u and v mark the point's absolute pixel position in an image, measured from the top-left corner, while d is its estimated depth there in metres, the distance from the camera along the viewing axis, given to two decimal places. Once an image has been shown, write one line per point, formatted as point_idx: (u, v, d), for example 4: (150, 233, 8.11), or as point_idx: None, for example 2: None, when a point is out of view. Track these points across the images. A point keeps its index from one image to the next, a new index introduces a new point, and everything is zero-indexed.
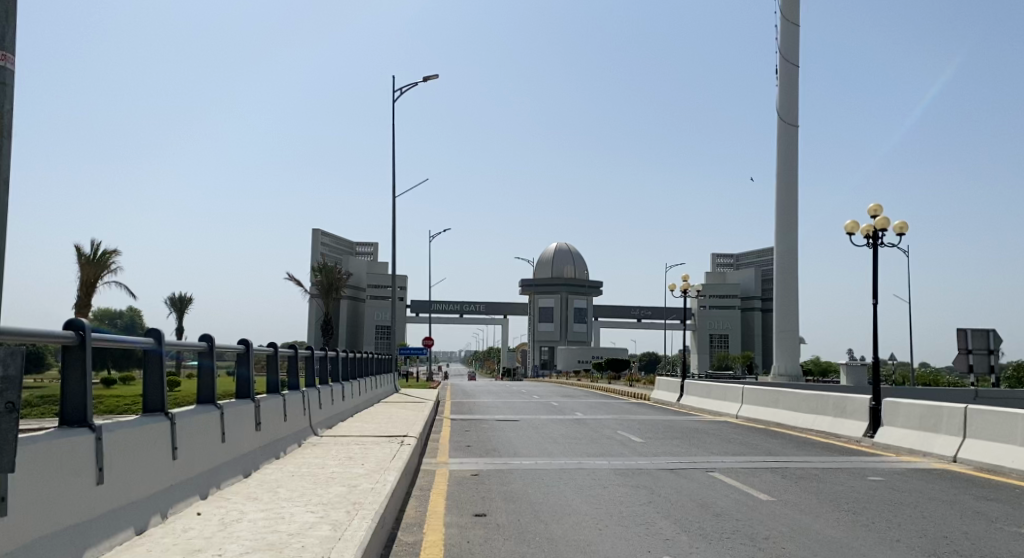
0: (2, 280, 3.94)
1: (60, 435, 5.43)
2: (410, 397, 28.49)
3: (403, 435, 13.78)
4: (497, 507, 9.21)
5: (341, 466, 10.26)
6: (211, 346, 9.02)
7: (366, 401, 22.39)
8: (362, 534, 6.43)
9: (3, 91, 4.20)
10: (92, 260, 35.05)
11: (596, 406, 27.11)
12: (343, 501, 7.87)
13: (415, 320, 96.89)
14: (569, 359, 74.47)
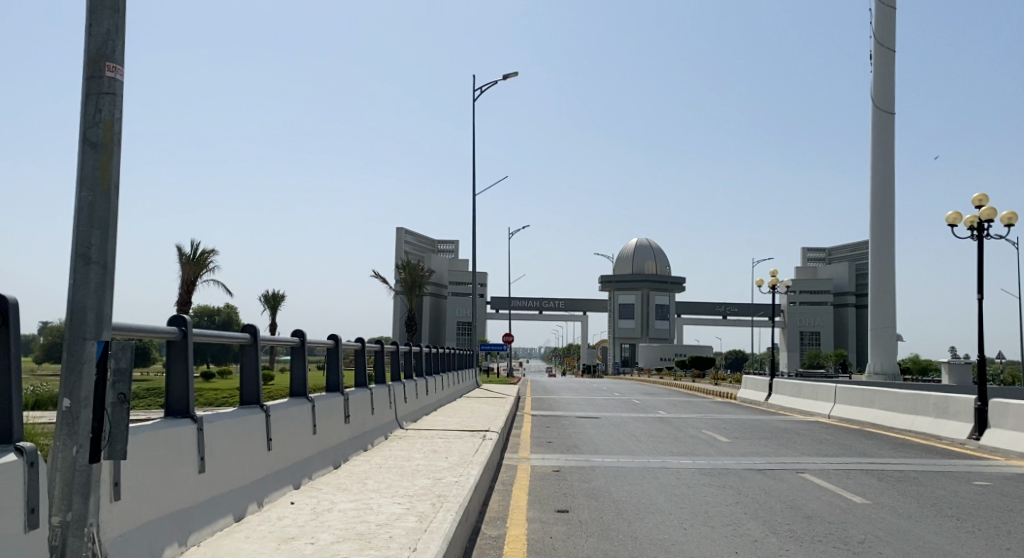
0: (111, 285, 4.20)
1: (164, 426, 5.72)
2: (493, 393, 28.77)
3: (485, 429, 13.99)
4: (579, 503, 9.31)
5: (426, 459, 10.49)
6: (303, 341, 9.33)
7: (449, 396, 22.78)
8: (447, 527, 6.60)
9: (112, 101, 4.28)
10: (192, 259, 36.52)
11: (681, 405, 26.90)
12: (428, 494, 8.07)
13: (496, 316, 97.59)
14: (652, 356, 73.90)
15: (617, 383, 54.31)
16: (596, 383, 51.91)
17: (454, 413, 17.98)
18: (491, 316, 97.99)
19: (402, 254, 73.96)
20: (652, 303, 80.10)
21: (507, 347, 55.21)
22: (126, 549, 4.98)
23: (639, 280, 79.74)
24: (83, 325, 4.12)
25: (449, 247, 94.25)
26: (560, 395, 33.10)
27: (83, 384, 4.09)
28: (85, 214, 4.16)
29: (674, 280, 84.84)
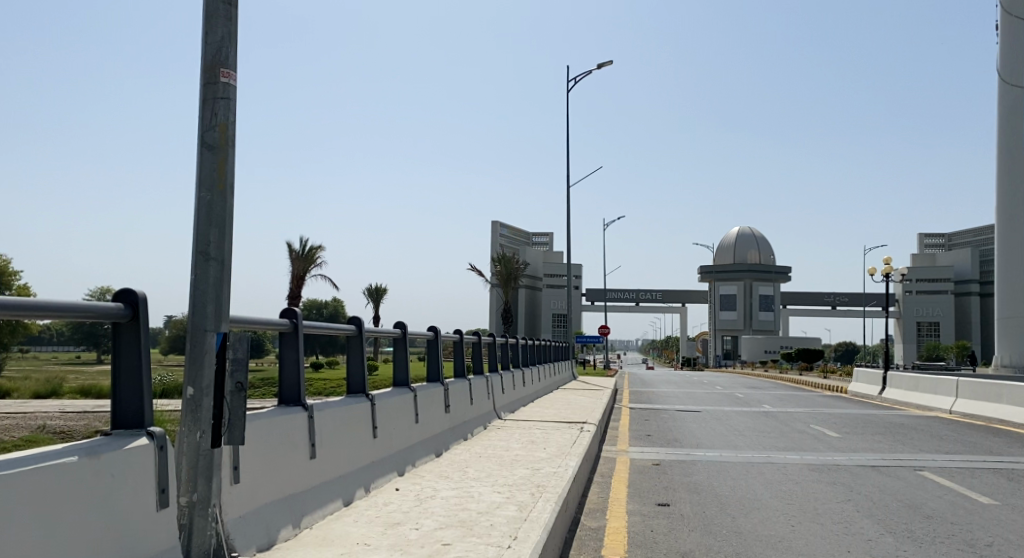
0: (227, 278, 4.46)
1: (277, 413, 6.00)
2: (591, 385, 28.84)
3: (583, 421, 14.08)
4: (680, 497, 9.28)
5: (525, 450, 10.64)
6: (405, 333, 9.58)
7: (547, 388, 22.95)
8: (547, 516, 6.70)
9: (227, 105, 4.52)
10: (302, 255, 37.81)
11: (789, 398, 26.36)
12: (528, 484, 8.20)
13: (593, 308, 97.48)
14: (756, 349, 72.43)
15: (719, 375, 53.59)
16: (699, 376, 51.32)
17: (550, 404, 18.10)
18: (588, 308, 97.85)
19: (498, 247, 74.57)
20: (755, 294, 78.47)
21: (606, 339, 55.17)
22: (246, 529, 5.27)
23: (741, 270, 78.25)
24: (204, 319, 4.38)
25: (544, 239, 94.73)
26: (660, 388, 32.91)
27: (204, 374, 4.36)
28: (204, 214, 4.42)
29: (783, 272, 82.06)
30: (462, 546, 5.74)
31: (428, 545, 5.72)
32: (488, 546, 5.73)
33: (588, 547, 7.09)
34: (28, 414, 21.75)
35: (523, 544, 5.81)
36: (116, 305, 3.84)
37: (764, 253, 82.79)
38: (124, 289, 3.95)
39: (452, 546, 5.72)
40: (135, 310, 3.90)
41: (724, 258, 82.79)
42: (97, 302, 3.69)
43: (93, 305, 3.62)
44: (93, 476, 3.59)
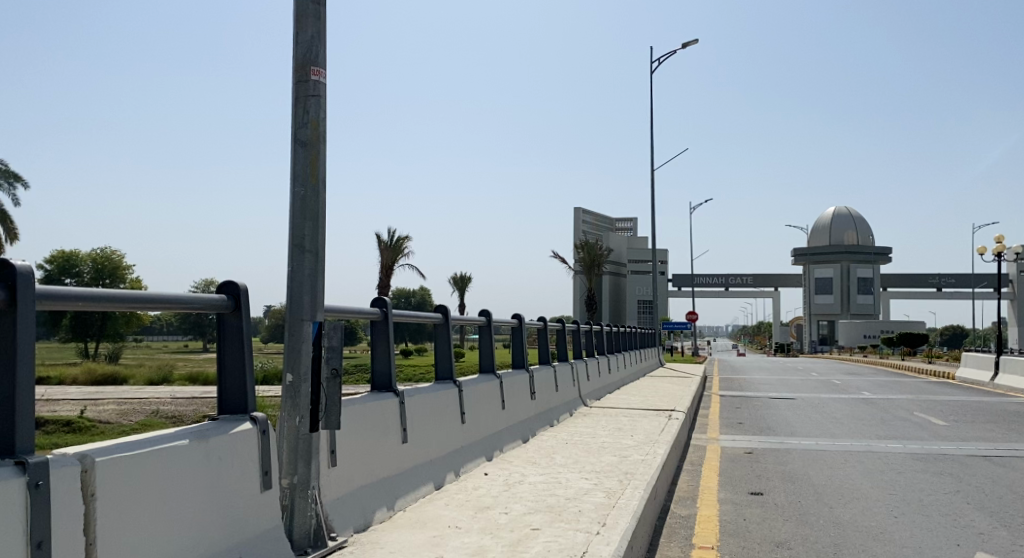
0: (320, 269, 4.63)
1: (370, 398, 6.20)
2: (680, 372, 28.60)
3: (672, 408, 14.03)
4: (775, 486, 9.18)
5: (612, 437, 10.68)
6: (490, 320, 9.73)
7: (634, 375, 22.90)
8: (636, 504, 6.73)
9: (317, 102, 4.68)
10: (390, 245, 38.54)
11: (890, 386, 25.58)
12: (616, 470, 8.24)
13: (680, 294, 96.45)
14: (854, 334, 70.38)
15: (814, 361, 52.36)
16: (795, 363, 50.26)
17: (638, 392, 18.08)
18: (675, 294, 96.81)
19: (581, 234, 74.40)
20: (853, 277, 76.16)
21: (696, 327, 54.69)
22: (343, 510, 5.47)
23: (837, 252, 76.06)
24: (301, 308, 4.57)
25: (629, 224, 94.17)
26: (752, 375, 32.42)
27: (302, 361, 4.56)
28: (298, 208, 4.60)
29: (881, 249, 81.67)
30: (551, 531, 5.82)
31: (517, 530, 5.82)
32: (577, 532, 5.80)
33: (679, 535, 7.09)
34: (141, 400, 23.17)
35: (612, 530, 5.86)
36: (220, 297, 4.03)
37: (863, 235, 80.23)
38: (227, 281, 4.15)
39: (541, 531, 5.81)
40: (237, 300, 4.10)
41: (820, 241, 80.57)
42: (203, 293, 3.88)
43: (197, 296, 3.81)
44: (202, 460, 3.78)
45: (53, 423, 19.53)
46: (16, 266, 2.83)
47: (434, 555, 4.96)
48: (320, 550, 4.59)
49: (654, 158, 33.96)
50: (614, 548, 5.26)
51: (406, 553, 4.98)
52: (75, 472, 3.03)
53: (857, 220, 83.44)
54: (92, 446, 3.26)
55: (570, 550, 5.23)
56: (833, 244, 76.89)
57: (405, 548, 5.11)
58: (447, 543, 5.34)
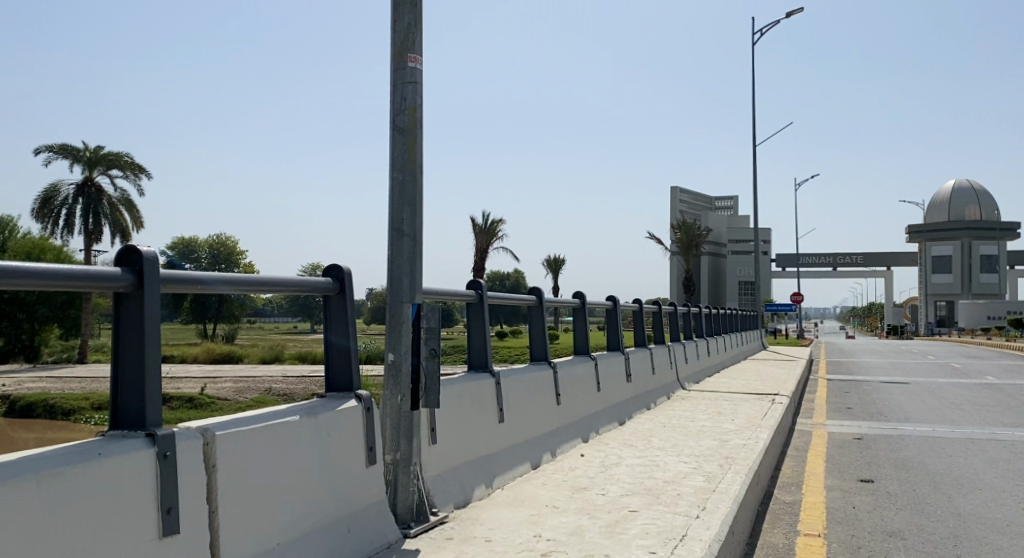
0: (417, 252, 4.78)
1: (467, 378, 6.37)
2: (785, 354, 28.01)
3: (774, 392, 13.83)
4: (886, 474, 8.97)
5: (711, 420, 10.62)
6: (584, 302, 9.82)
7: (735, 358, 22.60)
8: (737, 488, 6.71)
9: (413, 88, 4.82)
10: (485, 228, 38.95)
11: (1016, 370, 24.38)
12: (716, 454, 8.21)
13: (783, 274, 94.13)
14: (975, 316, 67.13)
15: (933, 345, 50.18)
16: (911, 345, 48.38)
17: (739, 375, 17.87)
18: (779, 275, 94.52)
19: (678, 214, 73.46)
20: (974, 255, 72.49)
21: (801, 308, 53.33)
22: (443, 487, 5.65)
23: (958, 229, 72.49)
24: (400, 291, 4.74)
25: (729, 203, 92.41)
26: (863, 358, 31.42)
27: (402, 340, 4.73)
28: (397, 194, 4.77)
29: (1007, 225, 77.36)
30: (649, 514, 5.86)
31: (615, 511, 5.89)
32: (676, 515, 5.83)
33: (783, 521, 7.03)
34: (254, 378, 24.43)
35: (713, 514, 5.86)
36: (326, 280, 4.22)
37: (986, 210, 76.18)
38: (332, 265, 4.34)
39: (640, 513, 5.87)
40: (342, 283, 4.28)
41: (937, 217, 76.97)
42: (310, 276, 4.07)
43: (306, 279, 4.00)
44: (312, 435, 3.98)
45: (175, 399, 20.82)
46: (143, 252, 3.06)
47: (532, 532, 5.08)
48: (422, 524, 4.75)
49: (758, 135, 33.20)
50: (714, 532, 5.27)
51: (506, 529, 5.13)
52: (198, 444, 3.25)
53: (979, 196, 79.25)
54: (212, 421, 3.48)
55: (669, 533, 5.27)
56: (952, 220, 73.34)
57: (504, 525, 5.26)
58: (546, 522, 5.46)
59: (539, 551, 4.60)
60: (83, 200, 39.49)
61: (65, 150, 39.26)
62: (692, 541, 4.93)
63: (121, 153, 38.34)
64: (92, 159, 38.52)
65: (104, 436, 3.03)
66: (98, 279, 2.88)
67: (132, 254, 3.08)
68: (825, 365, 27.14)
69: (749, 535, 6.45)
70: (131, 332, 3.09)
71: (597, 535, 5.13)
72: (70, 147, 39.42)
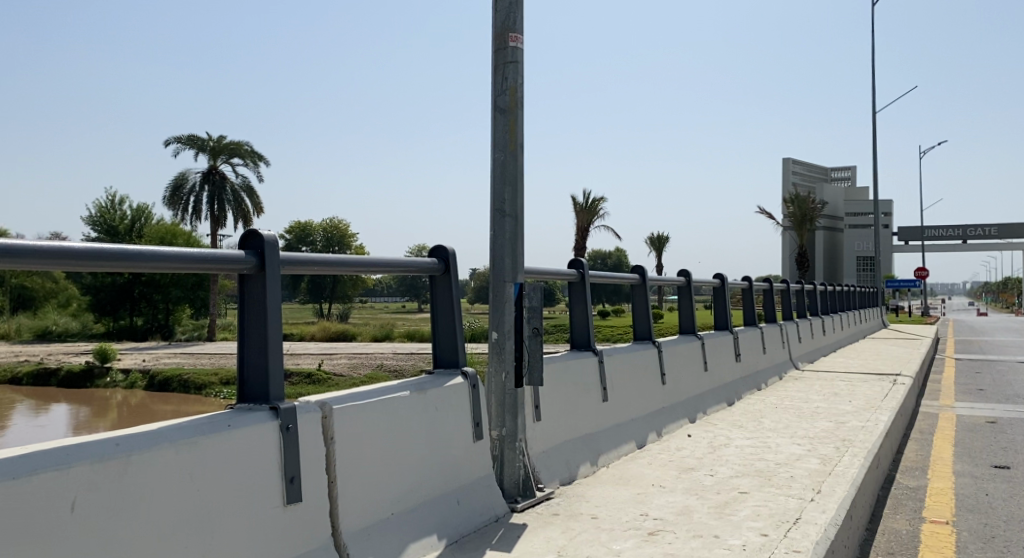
0: (518, 232, 4.90)
1: (569, 357, 6.46)
2: (909, 333, 26.90)
3: (895, 372, 13.40)
4: (1020, 461, 8.60)
5: (827, 401, 10.41)
6: (689, 281, 9.80)
7: (853, 337, 21.97)
8: (855, 471, 6.58)
9: (514, 67, 4.92)
10: (586, 207, 38.92)
11: None
12: (832, 437, 8.07)
13: (906, 249, 90.20)
14: None
15: None
16: None
17: (859, 354, 17.39)
18: (901, 250, 90.66)
19: (789, 187, 71.54)
20: None
21: (925, 283, 51.17)
22: (549, 463, 5.79)
23: None
24: (503, 270, 4.88)
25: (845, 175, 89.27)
26: (998, 337, 29.82)
27: (505, 319, 4.87)
28: (499, 173, 4.88)
29: None
30: (761, 496, 5.84)
31: (725, 492, 5.89)
32: (789, 498, 5.78)
33: (906, 507, 6.87)
34: (368, 356, 25.36)
35: (829, 497, 5.77)
36: (431, 261, 4.38)
37: None
38: (437, 246, 4.49)
39: (750, 495, 5.85)
40: (446, 264, 4.43)
41: None
42: (416, 257, 4.24)
43: (413, 260, 4.16)
44: (422, 409, 4.17)
45: (296, 376, 21.83)
46: (264, 236, 3.27)
47: (639, 511, 5.15)
48: (528, 499, 4.89)
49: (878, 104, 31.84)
50: (830, 516, 5.21)
51: (612, 508, 5.21)
52: (316, 419, 3.46)
53: None
54: (329, 396, 3.70)
55: (782, 515, 5.24)
56: None
57: (610, 503, 5.35)
58: (652, 501, 5.51)
59: (646, 530, 4.67)
60: (209, 188, 41.47)
61: (192, 140, 41.32)
62: (806, 525, 4.89)
63: (241, 142, 40.13)
64: (216, 148, 40.42)
65: (232, 409, 3.27)
66: (226, 262, 3.10)
67: (253, 238, 3.30)
68: (954, 344, 25.98)
69: (869, 520, 6.33)
70: (254, 311, 3.32)
71: (706, 516, 5.16)
72: (195, 137, 41.46)
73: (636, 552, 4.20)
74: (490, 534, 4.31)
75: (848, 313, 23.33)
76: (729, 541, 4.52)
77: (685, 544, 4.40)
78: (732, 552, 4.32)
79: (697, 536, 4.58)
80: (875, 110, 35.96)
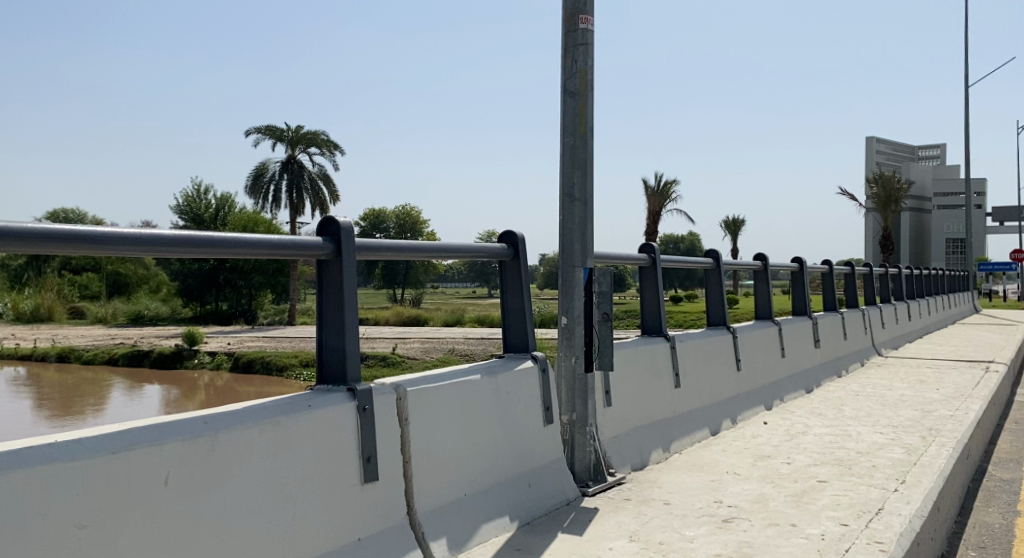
0: (587, 216, 4.95)
1: (640, 343, 6.49)
2: (1002, 318, 25.92)
3: (988, 359, 12.97)
4: None
5: (913, 390, 10.17)
6: (766, 265, 9.69)
7: (942, 322, 21.31)
8: (942, 462, 6.43)
9: (585, 50, 4.95)
10: (658, 191, 38.58)
11: None
12: (918, 426, 7.90)
13: (1000, 230, 86.70)
14: None
15: None
16: None
17: (948, 340, 16.87)
18: (995, 231, 87.17)
19: (873, 166, 69.57)
20: None
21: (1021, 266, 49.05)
22: (620, 449, 5.85)
23: None
24: (572, 256, 4.94)
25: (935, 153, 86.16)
26: None
27: (575, 304, 4.93)
28: (569, 157, 4.93)
29: None
30: (841, 485, 5.78)
31: (803, 481, 5.85)
32: (872, 487, 5.70)
33: (998, 500, 6.70)
34: (441, 341, 25.73)
35: (913, 488, 5.67)
36: (501, 246, 4.46)
37: None
38: (507, 231, 4.58)
39: (830, 484, 5.80)
40: (516, 249, 4.51)
41: None
42: (486, 243, 4.33)
43: (484, 246, 4.26)
44: (493, 393, 4.27)
45: (372, 359, 22.33)
46: (339, 223, 3.41)
47: (713, 498, 5.16)
48: (599, 484, 4.96)
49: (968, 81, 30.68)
50: (915, 506, 5.12)
51: (686, 495, 5.24)
52: (392, 400, 3.59)
53: None
54: (404, 378, 3.83)
55: (864, 505, 5.19)
56: None
57: (683, 489, 5.38)
58: (727, 488, 5.52)
59: (719, 517, 4.69)
60: (288, 176, 42.47)
61: (271, 130, 42.37)
62: (889, 516, 4.83)
63: (317, 131, 40.94)
64: (294, 138, 41.32)
65: (312, 390, 3.42)
66: (305, 248, 3.24)
67: (330, 225, 3.44)
68: None
69: (956, 513, 6.20)
70: (331, 295, 3.45)
71: (783, 504, 5.14)
72: (273, 128, 42.47)
73: (710, 539, 4.24)
74: (561, 517, 4.40)
75: (937, 297, 22.62)
76: (807, 530, 4.51)
77: (761, 532, 4.42)
78: (810, 541, 4.31)
79: (774, 525, 4.58)
80: (967, 84, 34.54)
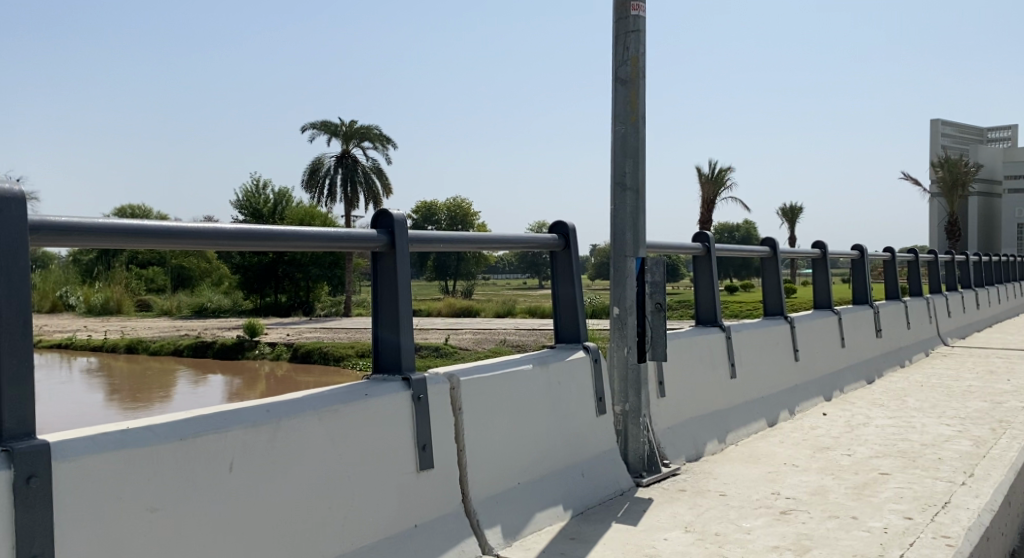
0: (638, 204, 4.94)
1: (694, 333, 6.45)
2: None
3: None
4: None
5: (981, 380, 9.90)
6: (824, 253, 9.54)
7: (1011, 310, 20.68)
8: (1011, 454, 6.27)
9: (637, 37, 4.94)
10: (713, 178, 38.15)
11: None
12: (986, 418, 7.70)
13: None
14: None
15: None
16: None
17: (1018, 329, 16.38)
18: None
19: (939, 150, 67.76)
20: None
21: None
22: (675, 440, 5.83)
23: None
24: (624, 246, 4.93)
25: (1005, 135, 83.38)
26: None
27: (627, 294, 4.92)
28: (620, 146, 4.93)
29: None
30: (904, 477, 5.68)
31: (864, 473, 5.76)
32: (937, 480, 5.59)
33: None
34: (494, 332, 25.84)
35: (981, 481, 5.54)
36: (552, 236, 4.48)
37: None
38: (558, 222, 4.59)
39: (892, 476, 5.70)
40: (567, 239, 4.53)
41: None
42: (537, 234, 4.35)
43: (535, 237, 4.28)
44: (545, 382, 4.29)
45: (426, 350, 22.55)
46: (393, 215, 3.46)
47: (771, 490, 5.12)
48: (653, 474, 4.95)
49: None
50: (983, 500, 5.01)
51: (744, 486, 5.20)
52: (445, 389, 3.64)
53: None
54: (458, 368, 3.88)
55: (928, 499, 5.09)
56: None
57: (739, 480, 5.34)
58: (786, 480, 5.46)
59: (778, 509, 4.66)
60: (343, 170, 43.01)
61: (326, 125, 42.94)
62: (956, 510, 4.74)
63: (371, 125, 41.37)
64: (348, 133, 41.83)
65: (368, 380, 3.49)
66: (359, 241, 3.30)
67: (383, 217, 3.49)
68: None
69: None
70: (386, 286, 3.51)
71: (843, 496, 5.08)
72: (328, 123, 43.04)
73: (768, 531, 4.21)
74: (615, 507, 4.40)
75: (1007, 285, 21.96)
76: (869, 523, 4.45)
77: (821, 525, 4.37)
78: (871, 534, 4.25)
79: (834, 518, 4.53)
80: None
